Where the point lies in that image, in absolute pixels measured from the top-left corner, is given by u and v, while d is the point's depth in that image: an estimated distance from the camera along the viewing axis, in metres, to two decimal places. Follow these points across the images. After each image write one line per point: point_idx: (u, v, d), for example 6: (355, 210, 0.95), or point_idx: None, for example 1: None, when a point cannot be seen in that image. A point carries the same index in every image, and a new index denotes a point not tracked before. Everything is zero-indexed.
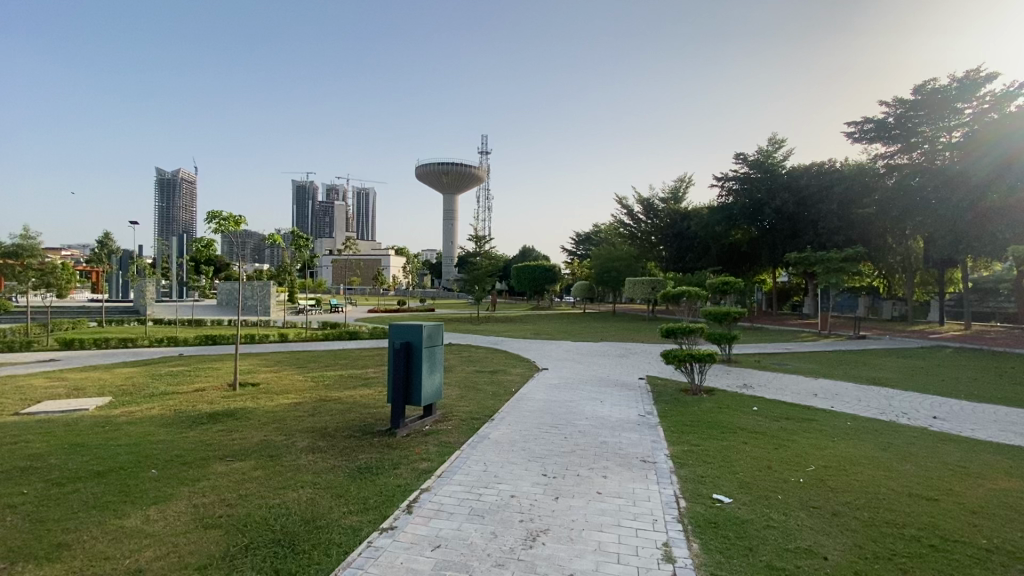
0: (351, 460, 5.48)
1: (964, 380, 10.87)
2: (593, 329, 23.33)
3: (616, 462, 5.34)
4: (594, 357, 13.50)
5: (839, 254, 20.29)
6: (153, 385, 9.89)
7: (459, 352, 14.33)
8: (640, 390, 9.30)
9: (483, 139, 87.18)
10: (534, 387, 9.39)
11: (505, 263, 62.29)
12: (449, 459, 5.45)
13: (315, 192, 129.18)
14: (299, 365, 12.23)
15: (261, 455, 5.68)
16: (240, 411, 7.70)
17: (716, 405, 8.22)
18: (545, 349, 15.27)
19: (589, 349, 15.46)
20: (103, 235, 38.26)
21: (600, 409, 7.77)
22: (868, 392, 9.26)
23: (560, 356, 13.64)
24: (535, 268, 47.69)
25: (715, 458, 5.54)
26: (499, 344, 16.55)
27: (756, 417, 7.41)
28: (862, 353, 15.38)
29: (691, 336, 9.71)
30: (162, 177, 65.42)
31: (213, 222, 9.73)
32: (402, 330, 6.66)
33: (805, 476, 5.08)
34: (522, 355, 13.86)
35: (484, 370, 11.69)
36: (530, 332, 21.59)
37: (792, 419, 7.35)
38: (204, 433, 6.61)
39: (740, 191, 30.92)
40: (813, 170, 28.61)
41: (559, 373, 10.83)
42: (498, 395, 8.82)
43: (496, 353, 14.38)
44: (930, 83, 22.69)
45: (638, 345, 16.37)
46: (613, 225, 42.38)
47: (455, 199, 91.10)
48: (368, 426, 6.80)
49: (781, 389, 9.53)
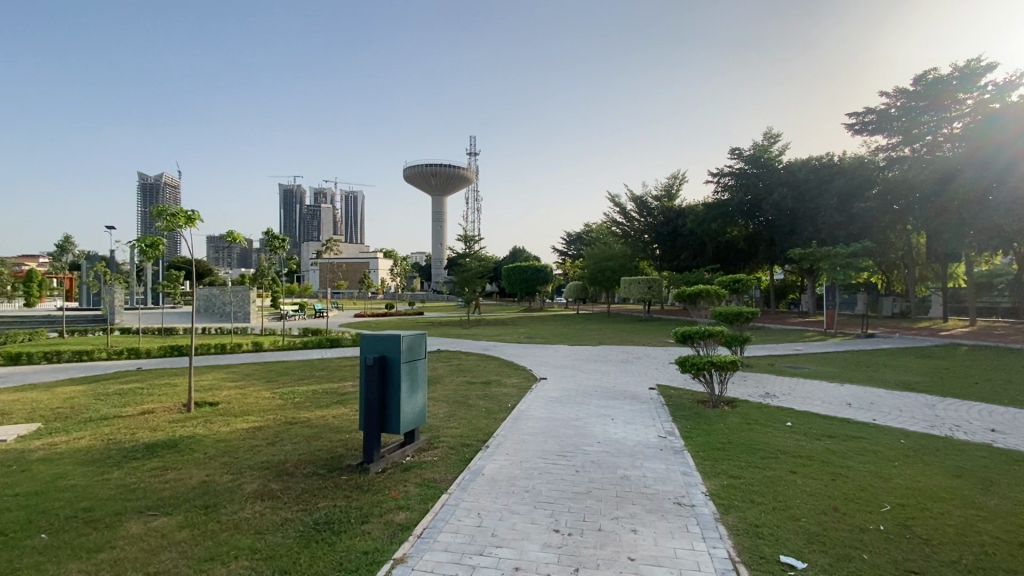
0: (307, 513, 4.31)
1: (1000, 382, 9.90)
2: (590, 331, 22.20)
3: (644, 508, 4.21)
4: (596, 363, 12.38)
5: (845, 249, 19.45)
6: (95, 408, 8.61)
7: (448, 360, 13.12)
8: (653, 403, 8.18)
9: (471, 139, 85.99)
10: (532, 401, 8.22)
11: (496, 264, 61.23)
12: (432, 508, 4.27)
13: (301, 195, 127.13)
14: (268, 379, 10.97)
15: (193, 508, 4.49)
16: (185, 442, 6.47)
17: (743, 421, 7.12)
18: (541, 355, 14.10)
19: (588, 353, 14.32)
20: (64, 237, 36.31)
21: (611, 429, 6.63)
22: (904, 400, 8.23)
23: (558, 363, 12.50)
24: (526, 269, 46.67)
25: (766, 498, 4.43)
26: (491, 350, 15.38)
27: (794, 436, 6.32)
28: (876, 353, 14.43)
29: (708, 341, 8.63)
30: (145, 181, 63.57)
31: (160, 218, 8.38)
32: (376, 341, 5.49)
33: (887, 523, 3.99)
34: (516, 362, 12.69)
35: (475, 380, 10.49)
36: (524, 336, 20.46)
37: (837, 437, 6.27)
38: (132, 474, 5.39)
39: (736, 186, 30.01)
40: (811, 164, 27.71)
41: (558, 384, 9.68)
42: (492, 412, 7.65)
43: (488, 360, 13.19)
44: (929, 74, 21.89)
45: (639, 348, 15.31)
46: (606, 224, 41.42)
47: (443, 201, 89.89)
48: (335, 459, 5.59)
49: (809, 399, 8.46)
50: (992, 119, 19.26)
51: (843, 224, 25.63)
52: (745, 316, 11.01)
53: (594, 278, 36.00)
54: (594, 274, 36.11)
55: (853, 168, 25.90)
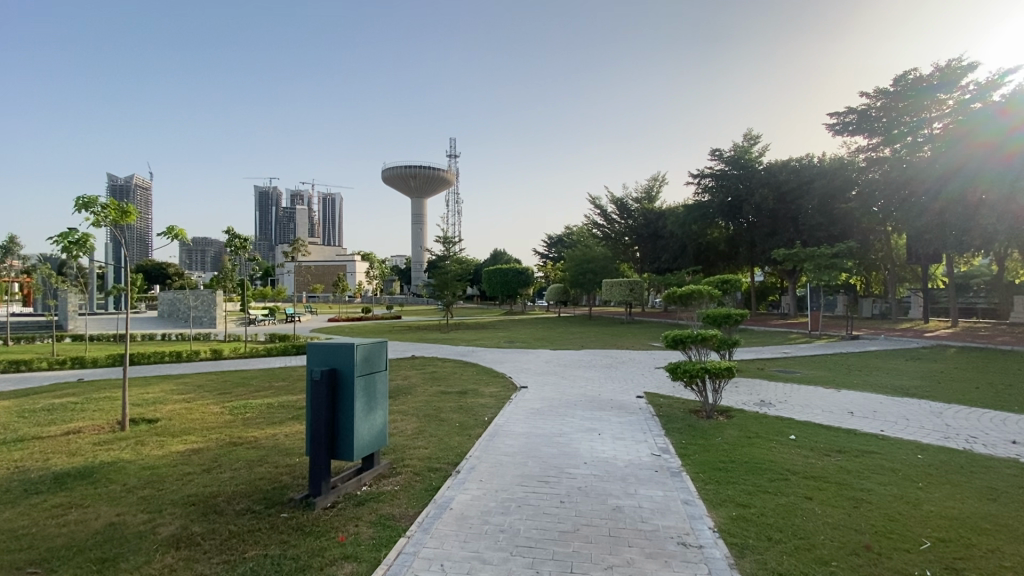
0: (230, 567, 3.48)
1: (999, 386, 9.49)
2: (572, 334, 21.52)
3: (643, 552, 3.49)
4: (579, 369, 11.67)
5: (829, 249, 19.22)
6: (12, 428, 7.55)
7: (423, 368, 12.28)
8: (643, 413, 7.51)
9: (451, 141, 85.05)
10: (510, 414, 7.44)
11: (477, 267, 60.38)
12: (387, 558, 3.48)
13: (277, 197, 124.37)
14: (222, 390, 9.97)
15: (86, 561, 3.62)
16: (104, 470, 5.53)
17: (743, 434, 6.47)
18: (521, 361, 13.33)
19: (571, 358, 13.60)
20: (14, 240, 34.26)
21: (600, 445, 5.92)
22: (908, 408, 7.71)
23: (539, 369, 11.75)
24: (507, 272, 45.99)
25: (785, 534, 3.75)
26: (469, 355, 14.56)
27: (801, 452, 5.68)
28: (865, 355, 14.05)
29: (701, 346, 7.96)
30: None
31: (85, 211, 7.33)
32: (326, 352, 4.68)
33: (932, 566, 3.34)
34: (495, 369, 11.90)
35: (450, 390, 9.65)
36: (503, 340, 19.71)
37: (848, 452, 5.67)
38: (27, 515, 4.47)
39: (716, 188, 29.65)
40: (791, 166, 27.47)
41: (540, 393, 8.93)
42: (466, 428, 6.87)
43: (465, 367, 12.37)
44: (910, 73, 21.95)
45: (623, 353, 14.70)
46: (587, 226, 40.97)
47: (423, 203, 88.61)
48: (277, 491, 4.75)
49: (808, 408, 7.90)
50: (974, 119, 19.27)
51: (824, 225, 25.53)
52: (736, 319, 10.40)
53: (576, 280, 35.49)
54: (575, 276, 35.58)
55: (833, 169, 25.80)
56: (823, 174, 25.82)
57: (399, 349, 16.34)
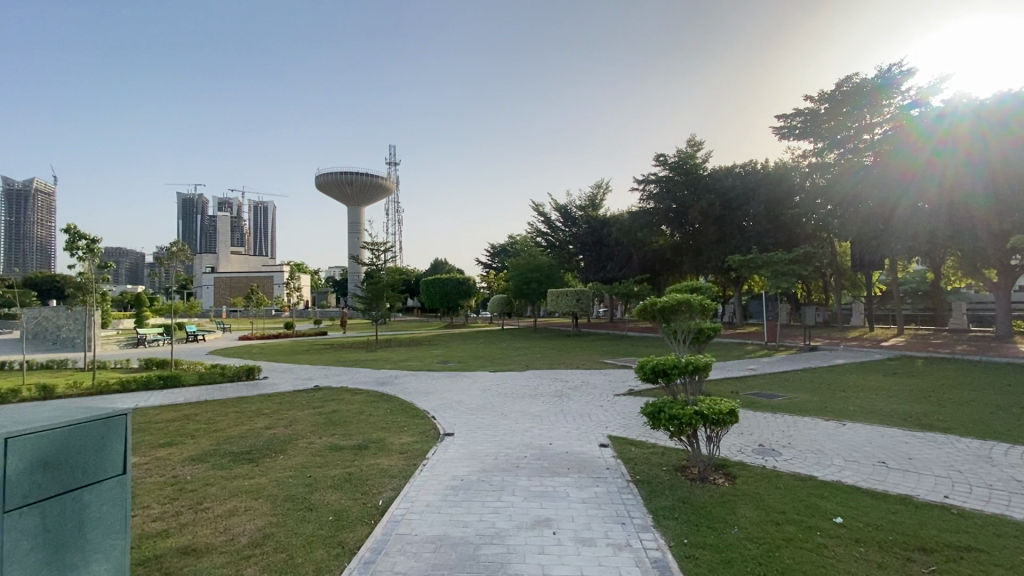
0: None
1: (1012, 411, 8.03)
2: (515, 350, 19.21)
3: None
4: (521, 401, 9.33)
5: (785, 255, 18.01)
6: None
7: (322, 407, 9.47)
8: (613, 479, 5.22)
9: (390, 147, 80.86)
10: (419, 493, 4.92)
11: (416, 279, 57.09)
12: None
13: (202, 204, 115.14)
14: None
15: None
16: None
17: (765, 515, 4.31)
18: (452, 390, 10.85)
19: (512, 384, 11.25)
20: None
21: (558, 566, 3.54)
22: (951, 453, 5.90)
23: (472, 403, 9.26)
24: (447, 282, 43.36)
25: None
26: (388, 384, 11.88)
27: (867, 558, 3.59)
28: (836, 371, 12.67)
29: (693, 381, 5.48)
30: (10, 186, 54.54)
31: None
32: None
33: None
34: (416, 405, 9.32)
35: (345, 444, 6.99)
36: (436, 359, 17.09)
37: (940, 556, 3.62)
38: None
39: (660, 194, 28.22)
40: (736, 172, 26.55)
41: (468, 445, 6.49)
42: (345, 527, 4.30)
43: (379, 402, 9.70)
44: (851, 77, 21.57)
45: (573, 374, 12.52)
46: (530, 234, 39.02)
47: (360, 211, 83.92)
48: None
49: (830, 456, 5.91)
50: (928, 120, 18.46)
51: (772, 231, 24.73)
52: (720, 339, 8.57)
53: (519, 290, 33.37)
54: (519, 286, 33.46)
55: (777, 175, 25.07)
56: (768, 179, 25.08)
57: (304, 377, 13.35)
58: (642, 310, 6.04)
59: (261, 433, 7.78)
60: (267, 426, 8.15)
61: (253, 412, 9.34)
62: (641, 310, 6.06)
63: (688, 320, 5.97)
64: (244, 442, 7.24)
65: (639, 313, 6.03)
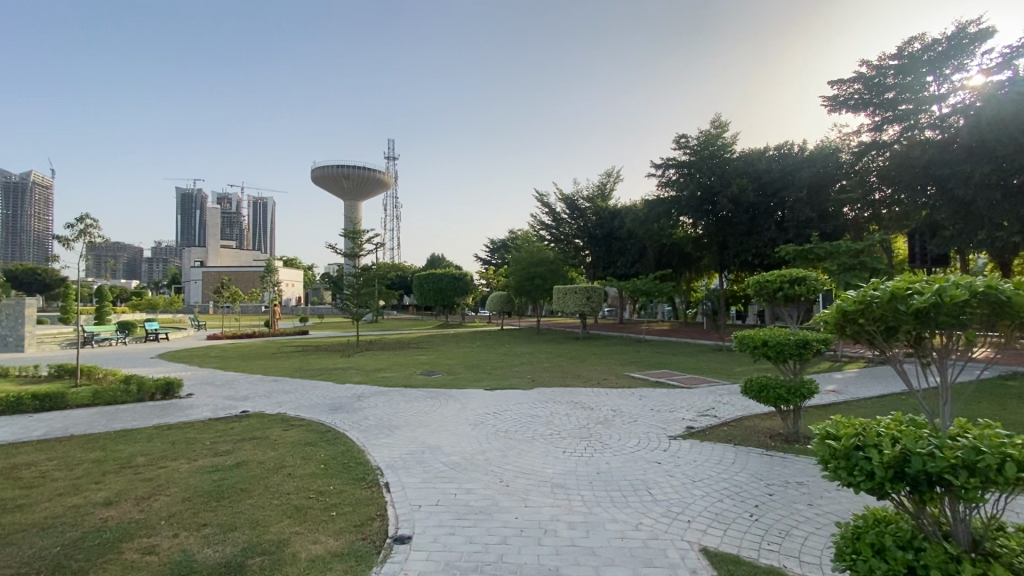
0: None
1: None
2: (517, 358, 15.92)
3: None
4: (529, 449, 6.05)
5: (851, 245, 14.73)
6: None
7: (225, 457, 6.20)
8: None
9: (388, 141, 77.66)
10: None
11: (412, 275, 53.81)
12: None
13: (200, 199, 112.43)
14: None
15: None
16: None
17: None
18: (429, 421, 7.59)
19: (513, 413, 7.96)
20: None
21: None
22: None
23: (454, 452, 5.99)
24: (442, 278, 40.12)
25: None
26: (343, 409, 8.61)
27: None
28: (951, 396, 9.43)
29: (991, 502, 2.17)
30: None
31: None
32: None
33: None
34: (367, 455, 6.04)
35: (203, 559, 3.73)
36: (421, 369, 13.86)
37: None
38: None
39: (682, 179, 24.90)
40: (769, 155, 23.20)
41: None
42: None
43: (318, 448, 6.46)
44: (917, 39, 18.27)
45: (598, 398, 9.28)
46: (532, 228, 35.63)
47: (356, 205, 80.59)
48: None
49: None
50: None
51: (815, 220, 21.37)
52: (804, 395, 6.28)
53: (522, 287, 30.17)
54: (520, 282, 30.23)
55: (819, 156, 21.67)
56: (809, 161, 21.77)
57: (239, 396, 10.07)
58: (893, 300, 3.52)
59: (83, 520, 4.52)
60: (113, 500, 4.92)
61: (115, 463, 6.07)
62: (888, 297, 3.56)
63: (947, 352, 3.86)
64: (30, 548, 3.98)
65: (891, 305, 3.46)
